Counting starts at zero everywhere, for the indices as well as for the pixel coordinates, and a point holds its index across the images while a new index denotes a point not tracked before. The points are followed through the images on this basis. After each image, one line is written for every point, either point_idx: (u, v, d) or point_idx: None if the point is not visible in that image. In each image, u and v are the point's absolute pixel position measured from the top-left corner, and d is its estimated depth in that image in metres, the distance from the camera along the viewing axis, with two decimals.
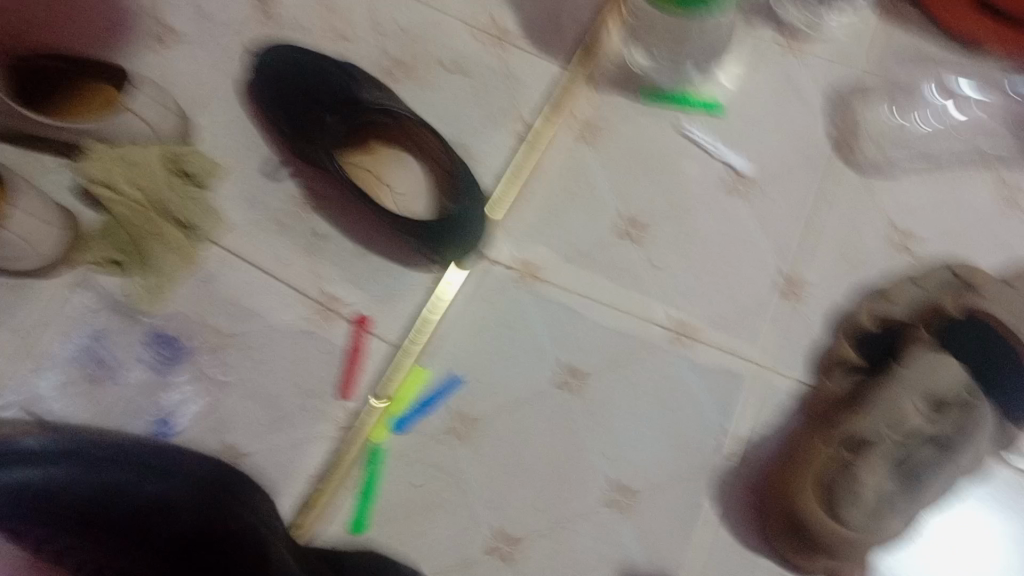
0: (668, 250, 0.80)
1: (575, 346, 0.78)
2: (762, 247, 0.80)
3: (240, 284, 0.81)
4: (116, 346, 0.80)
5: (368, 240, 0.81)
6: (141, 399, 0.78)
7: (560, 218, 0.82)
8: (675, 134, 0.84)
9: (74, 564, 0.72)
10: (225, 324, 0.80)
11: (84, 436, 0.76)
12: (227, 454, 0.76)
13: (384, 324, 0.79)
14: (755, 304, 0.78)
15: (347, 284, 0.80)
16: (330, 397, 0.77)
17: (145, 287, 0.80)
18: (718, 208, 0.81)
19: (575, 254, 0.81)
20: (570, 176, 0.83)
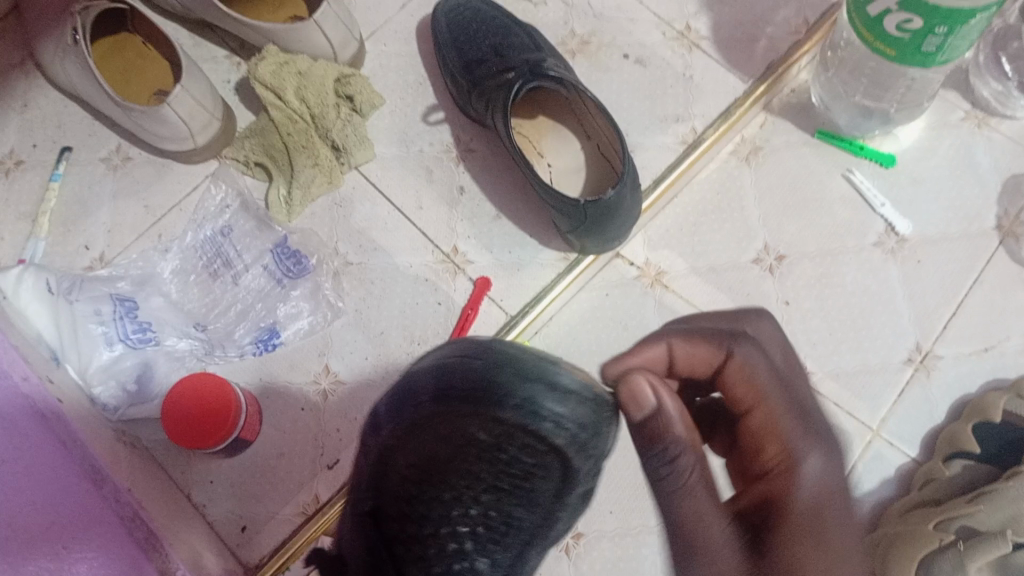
0: (805, 292, 0.78)
1: None
2: (902, 314, 0.77)
3: (371, 217, 0.81)
4: (241, 246, 0.80)
5: (508, 207, 0.80)
6: (253, 305, 0.78)
7: (702, 231, 0.80)
8: (838, 178, 0.81)
9: (150, 445, 0.74)
10: (351, 252, 0.80)
11: (192, 326, 0.77)
12: (325, 380, 0.76)
13: (505, 293, 0.78)
14: (883, 370, 0.76)
15: (477, 243, 0.80)
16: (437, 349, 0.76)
17: (281, 196, 0.80)
18: (866, 262, 0.79)
19: (708, 271, 0.78)
20: (721, 192, 0.81)
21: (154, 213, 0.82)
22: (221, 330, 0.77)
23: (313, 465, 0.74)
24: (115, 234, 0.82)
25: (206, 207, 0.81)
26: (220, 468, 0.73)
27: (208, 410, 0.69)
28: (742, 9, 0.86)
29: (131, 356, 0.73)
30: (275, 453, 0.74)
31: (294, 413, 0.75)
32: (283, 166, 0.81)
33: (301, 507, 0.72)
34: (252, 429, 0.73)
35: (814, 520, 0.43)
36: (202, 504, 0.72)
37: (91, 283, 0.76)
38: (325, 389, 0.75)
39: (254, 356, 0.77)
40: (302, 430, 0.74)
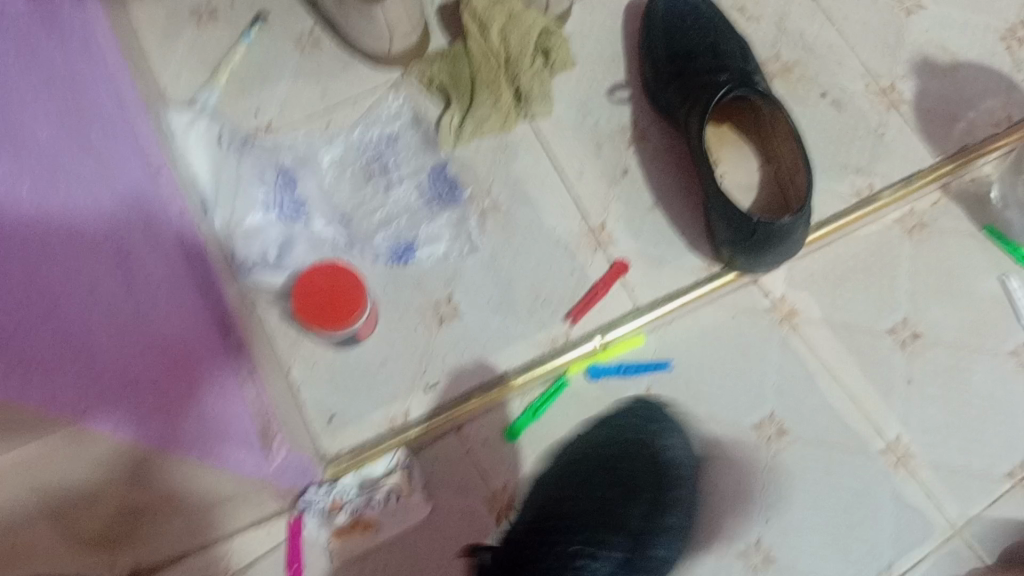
0: (927, 377, 0.77)
1: (795, 406, 0.76)
2: (1017, 424, 0.76)
3: (533, 170, 0.82)
4: (403, 157, 0.82)
5: (666, 203, 0.81)
6: (400, 216, 0.80)
7: (845, 288, 0.79)
8: (993, 278, 0.80)
9: (265, 313, 0.75)
10: (504, 199, 0.81)
11: (337, 217, 0.80)
12: (444, 307, 0.77)
13: (634, 283, 0.79)
14: (984, 476, 0.75)
15: (624, 225, 0.80)
16: (558, 314, 0.78)
17: (452, 124, 0.81)
18: (993, 364, 0.77)
19: (839, 326, 0.78)
20: (877, 255, 0.80)
21: (327, 99, 0.83)
22: (364, 229, 0.80)
23: (411, 383, 0.75)
24: (287, 106, 0.83)
25: (381, 111, 0.83)
26: (325, 358, 0.75)
27: (332, 292, 0.70)
28: (950, 87, 0.85)
29: (279, 225, 0.77)
30: (378, 361, 0.75)
31: (407, 330, 0.76)
32: (466, 95, 0.82)
33: (388, 418, 0.74)
34: (366, 330, 0.74)
35: None
36: (298, 384, 0.74)
37: (258, 147, 0.80)
38: (442, 315, 0.77)
39: (386, 263, 0.78)
40: (410, 346, 0.76)
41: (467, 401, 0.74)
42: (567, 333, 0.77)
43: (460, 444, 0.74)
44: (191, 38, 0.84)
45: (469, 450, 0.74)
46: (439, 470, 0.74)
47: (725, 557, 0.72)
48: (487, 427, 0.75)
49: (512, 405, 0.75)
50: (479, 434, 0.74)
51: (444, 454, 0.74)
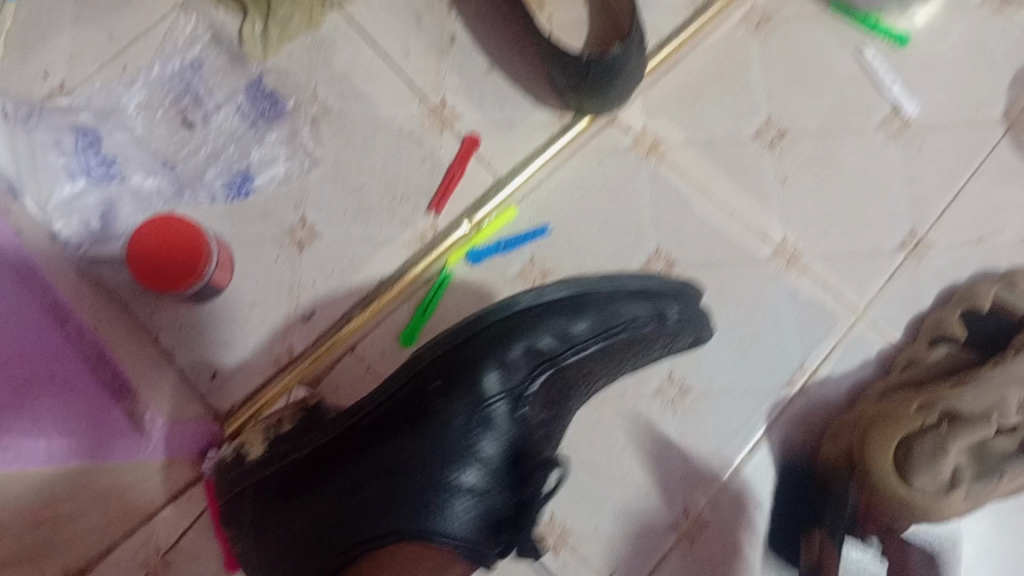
0: (804, 169, 0.74)
1: (675, 237, 0.72)
2: (901, 199, 0.74)
3: (377, 100, 0.71)
4: (213, 83, 0.70)
5: (481, 62, 0.72)
6: (224, 146, 0.69)
7: (703, 100, 0.74)
8: (846, 56, 0.76)
9: (113, 286, 0.66)
10: (330, 97, 0.70)
11: (160, 165, 0.68)
12: (299, 232, 0.68)
13: (493, 151, 0.71)
14: (875, 254, 0.73)
15: (467, 98, 0.72)
16: (420, 208, 0.70)
17: (256, 32, 0.69)
18: (868, 144, 0.75)
19: (706, 143, 0.74)
20: (726, 61, 0.75)
21: (132, 78, 0.69)
22: (191, 169, 0.68)
23: (275, 286, 0.68)
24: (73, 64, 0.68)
25: (215, 11, 0.70)
26: (190, 312, 0.67)
27: (171, 242, 0.61)
28: None
29: (93, 192, 0.66)
30: (246, 300, 0.67)
31: (267, 265, 0.68)
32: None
33: (273, 358, 0.67)
34: (223, 276, 0.65)
35: (882, 429, 0.61)
36: (169, 349, 0.66)
37: (52, 110, 0.66)
38: (299, 241, 0.68)
39: (224, 202, 0.68)
40: (271, 279, 0.68)
41: (351, 320, 0.68)
42: (435, 226, 0.70)
43: (358, 364, 0.68)
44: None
45: (369, 368, 0.68)
46: (343, 396, 0.68)
47: (639, 398, 0.69)
48: (377, 339, 0.68)
49: (399, 311, 0.69)
50: (373, 347, 0.68)
51: (344, 377, 0.68)
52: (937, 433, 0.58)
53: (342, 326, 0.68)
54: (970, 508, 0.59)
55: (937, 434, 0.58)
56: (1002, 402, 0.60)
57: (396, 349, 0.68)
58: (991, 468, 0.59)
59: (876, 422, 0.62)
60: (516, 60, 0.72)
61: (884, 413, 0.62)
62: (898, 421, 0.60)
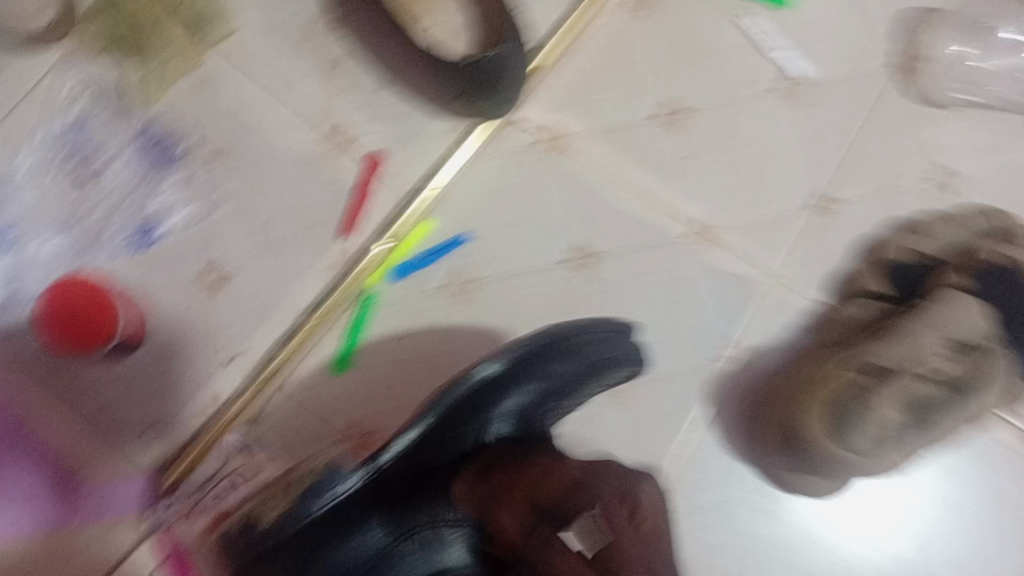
0: (703, 144, 0.75)
1: (587, 228, 0.72)
2: (798, 159, 0.75)
3: (270, 132, 0.70)
4: (100, 139, 0.68)
5: (369, 78, 0.72)
6: (121, 201, 0.68)
7: (596, 88, 0.75)
8: (727, 28, 0.77)
9: (33, 355, 0.65)
10: (221, 136, 0.69)
11: (57, 230, 0.67)
12: (209, 276, 0.67)
13: (395, 168, 0.71)
14: (782, 218, 0.74)
15: (361, 118, 0.71)
16: (330, 234, 0.69)
17: (137, 84, 0.69)
18: (761, 111, 0.76)
19: (605, 131, 0.74)
20: (613, 49, 0.76)
21: (17, 149, 0.67)
22: (91, 230, 0.67)
23: (190, 335, 0.67)
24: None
25: (89, 66, 0.68)
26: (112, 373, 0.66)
27: (79, 302, 0.62)
28: None
29: None
30: (166, 351, 0.66)
31: (181, 313, 0.67)
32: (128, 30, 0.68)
33: (200, 409, 0.66)
34: (137, 331, 0.65)
35: (808, 392, 0.64)
36: (96, 411, 0.66)
37: None
38: (210, 285, 0.67)
39: (131, 256, 0.67)
40: (186, 328, 0.67)
41: (275, 357, 0.67)
42: (345, 250, 0.69)
43: (287, 402, 0.67)
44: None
45: (298, 404, 0.67)
46: (274, 438, 0.66)
47: None
48: (303, 375, 0.67)
49: (323, 340, 0.68)
50: (300, 383, 0.67)
51: (274, 418, 0.67)
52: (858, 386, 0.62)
53: (267, 364, 0.67)
54: (905, 452, 0.62)
55: (859, 393, 0.61)
56: (921, 345, 0.63)
57: (326, 378, 0.68)
58: (922, 418, 0.61)
59: (805, 386, 0.65)
60: (403, 72, 0.71)
61: (813, 374, 0.66)
62: (820, 384, 0.64)
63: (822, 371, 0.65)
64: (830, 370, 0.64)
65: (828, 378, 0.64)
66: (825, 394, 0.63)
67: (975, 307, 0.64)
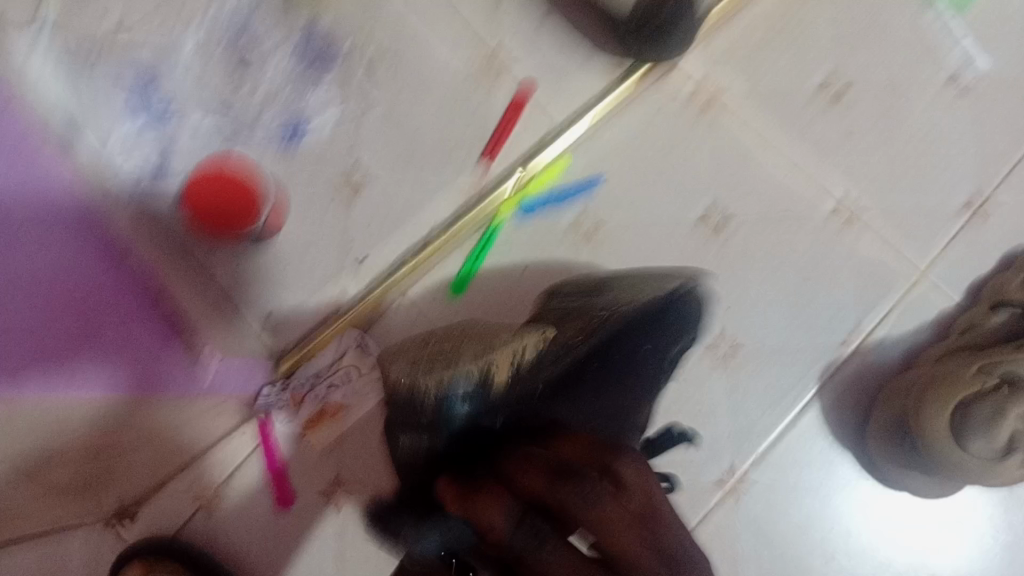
0: (867, 126, 0.72)
1: (733, 193, 0.71)
2: (962, 159, 0.72)
3: (434, 45, 0.70)
4: (267, 23, 0.68)
5: (538, 5, 0.70)
6: (281, 88, 0.68)
7: (770, 49, 0.71)
8: (919, 9, 0.72)
9: (171, 224, 0.67)
10: (386, 40, 0.69)
11: (215, 105, 0.68)
12: (355, 175, 0.68)
13: (552, 99, 0.70)
14: (936, 215, 0.72)
15: (524, 44, 0.70)
16: (475, 155, 0.69)
17: None
18: (935, 101, 0.72)
19: (769, 96, 0.71)
20: (794, 11, 0.72)
21: (187, 18, 0.67)
22: (246, 111, 0.68)
23: (328, 236, 0.68)
24: (125, 7, 0.66)
25: None
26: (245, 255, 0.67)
27: (228, 186, 0.65)
28: None
29: (153, 131, 0.67)
30: (301, 243, 0.68)
31: (323, 207, 0.68)
32: None
33: (325, 302, 0.68)
34: (278, 219, 0.66)
35: (937, 391, 0.62)
36: (227, 289, 0.67)
37: (108, 48, 0.66)
38: (355, 184, 0.68)
39: (281, 144, 0.68)
40: (325, 223, 0.68)
41: (404, 265, 0.67)
42: (489, 172, 0.69)
43: (409, 311, 0.69)
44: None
45: (420, 315, 0.69)
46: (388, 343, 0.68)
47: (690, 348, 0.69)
48: (430, 288, 0.69)
49: (452, 257, 0.69)
50: (425, 296, 0.69)
51: (394, 325, 0.69)
52: (995, 394, 0.60)
53: (394, 271, 0.68)
54: None
55: (995, 400, 0.60)
56: None
57: (451, 294, 0.69)
58: None
59: (931, 384, 0.64)
60: (573, 6, 0.70)
61: (941, 374, 0.64)
62: (950, 384, 0.62)
63: (953, 373, 0.63)
64: (964, 374, 0.62)
65: (960, 382, 0.62)
66: (957, 398, 0.61)
67: None
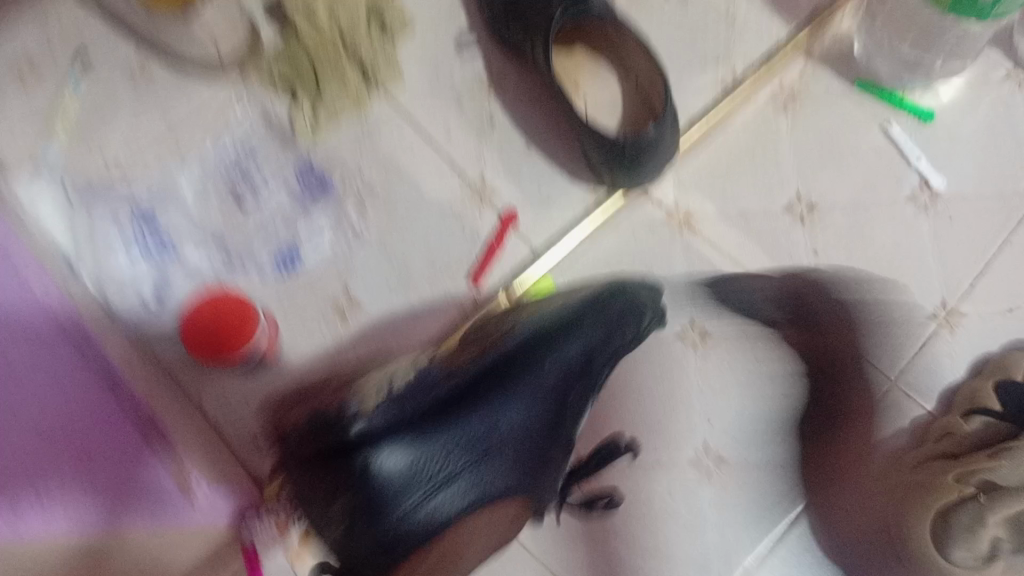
0: (834, 242, 0.75)
1: (706, 311, 0.74)
2: (929, 270, 0.75)
3: (420, 179, 0.74)
4: (263, 164, 0.73)
5: (519, 140, 0.76)
6: (275, 224, 0.72)
7: (737, 172, 0.76)
8: (875, 131, 0.78)
9: (163, 358, 0.69)
10: (375, 177, 0.74)
11: (211, 242, 0.72)
12: (345, 304, 0.71)
13: (532, 226, 0.74)
14: (907, 324, 0.74)
15: (504, 175, 0.75)
16: (460, 280, 0.73)
17: (305, 115, 0.73)
18: (898, 216, 0.76)
19: (738, 217, 0.76)
20: (758, 139, 0.77)
21: (186, 163, 0.73)
22: (241, 247, 0.72)
23: (320, 372, 0.70)
24: (133, 147, 0.72)
25: (265, 97, 0.74)
26: (237, 388, 0.69)
27: (223, 318, 0.65)
28: None
29: (150, 267, 0.71)
30: (293, 378, 0.70)
31: (313, 337, 0.71)
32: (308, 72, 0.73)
33: None
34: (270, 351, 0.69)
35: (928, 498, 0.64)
36: (217, 422, 0.69)
37: (110, 192, 0.71)
38: (345, 313, 0.71)
39: (274, 278, 0.71)
40: (318, 355, 0.71)
41: None
42: (474, 297, 0.72)
43: None
44: (25, 87, 0.71)
45: None
46: None
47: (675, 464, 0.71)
48: None
49: None
50: None
51: None
52: (970, 501, 0.60)
53: None
54: None
55: (975, 508, 0.59)
56: None
57: None
58: None
59: (919, 493, 0.64)
60: (551, 138, 0.76)
61: (929, 481, 0.64)
62: (934, 497, 0.62)
63: (938, 483, 0.63)
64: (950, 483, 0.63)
65: (945, 490, 0.62)
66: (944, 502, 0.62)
67: None
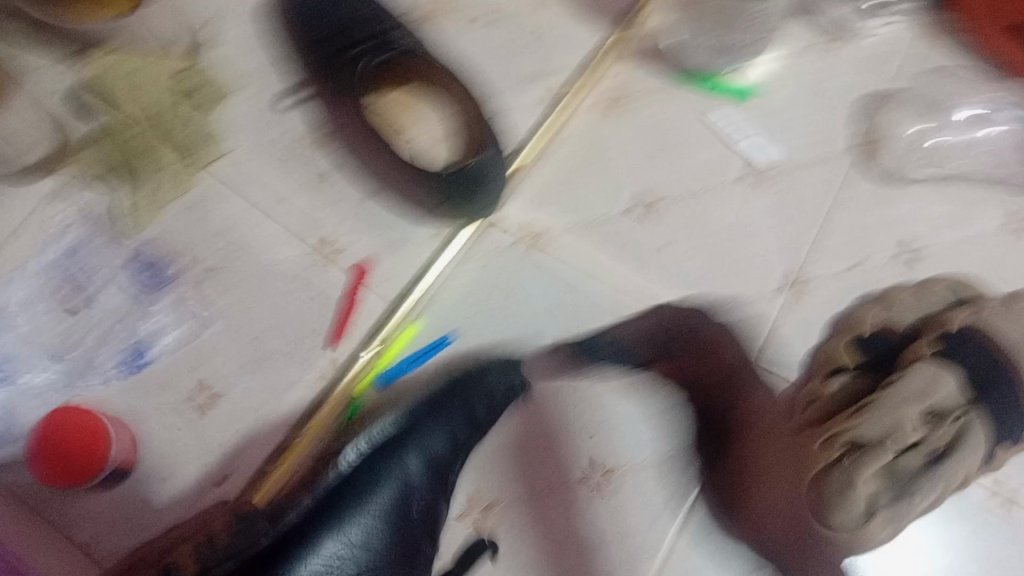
0: (675, 234, 0.77)
1: (571, 321, 0.74)
2: (770, 244, 0.77)
3: (259, 249, 0.72)
4: (91, 265, 0.71)
5: (354, 191, 0.75)
6: (113, 325, 0.69)
7: (573, 184, 0.79)
8: (694, 119, 0.81)
9: (19, 491, 0.65)
10: (210, 257, 0.72)
11: (48, 358, 0.68)
12: (200, 395, 0.68)
13: (380, 277, 0.73)
14: (760, 300, 0.76)
15: (344, 230, 0.74)
16: (319, 345, 0.71)
17: (129, 206, 0.72)
18: (730, 198, 0.79)
19: (581, 227, 0.77)
20: (587, 147, 0.80)
21: (9, 280, 0.70)
22: (81, 356, 0.68)
23: (188, 467, 0.67)
24: None
25: (81, 195, 0.72)
26: (99, 505, 0.65)
27: (74, 435, 0.62)
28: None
29: None
30: (158, 478, 0.66)
31: (171, 435, 0.67)
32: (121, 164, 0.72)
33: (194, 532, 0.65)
34: (129, 459, 0.65)
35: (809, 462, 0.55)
36: (86, 543, 0.65)
37: None
38: (201, 403, 0.68)
39: (120, 381, 0.68)
40: (182, 450, 0.67)
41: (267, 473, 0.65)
42: (334, 361, 0.70)
43: None
44: None
45: None
46: None
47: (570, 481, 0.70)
48: None
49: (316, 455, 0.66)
50: None
51: None
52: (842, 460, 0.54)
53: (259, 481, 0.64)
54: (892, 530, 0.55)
55: (845, 465, 0.53)
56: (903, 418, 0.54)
57: None
58: (903, 491, 0.54)
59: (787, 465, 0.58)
60: (382, 184, 0.75)
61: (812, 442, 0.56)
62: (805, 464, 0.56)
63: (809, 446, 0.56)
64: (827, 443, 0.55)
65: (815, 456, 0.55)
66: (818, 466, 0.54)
67: (959, 372, 0.57)
